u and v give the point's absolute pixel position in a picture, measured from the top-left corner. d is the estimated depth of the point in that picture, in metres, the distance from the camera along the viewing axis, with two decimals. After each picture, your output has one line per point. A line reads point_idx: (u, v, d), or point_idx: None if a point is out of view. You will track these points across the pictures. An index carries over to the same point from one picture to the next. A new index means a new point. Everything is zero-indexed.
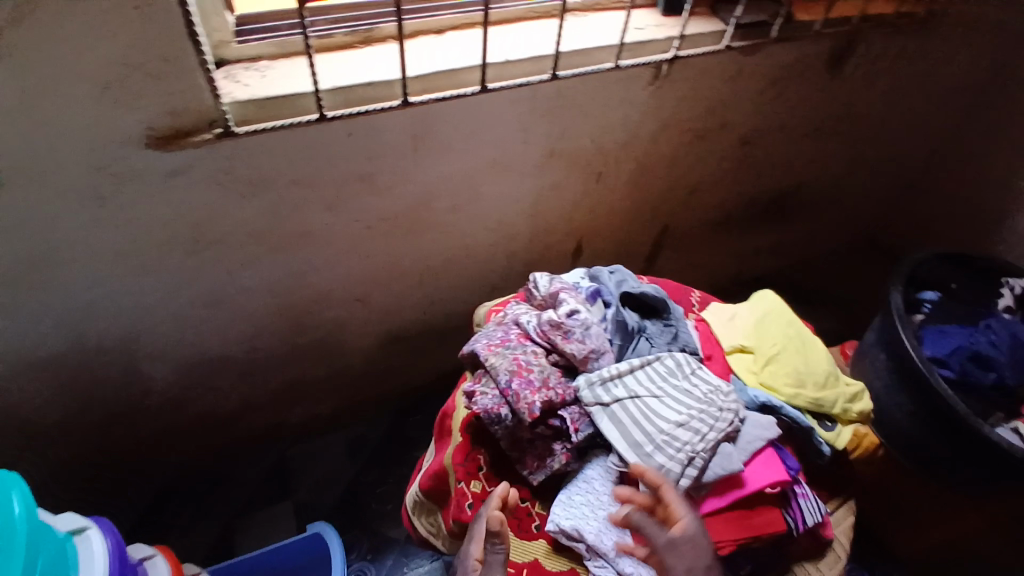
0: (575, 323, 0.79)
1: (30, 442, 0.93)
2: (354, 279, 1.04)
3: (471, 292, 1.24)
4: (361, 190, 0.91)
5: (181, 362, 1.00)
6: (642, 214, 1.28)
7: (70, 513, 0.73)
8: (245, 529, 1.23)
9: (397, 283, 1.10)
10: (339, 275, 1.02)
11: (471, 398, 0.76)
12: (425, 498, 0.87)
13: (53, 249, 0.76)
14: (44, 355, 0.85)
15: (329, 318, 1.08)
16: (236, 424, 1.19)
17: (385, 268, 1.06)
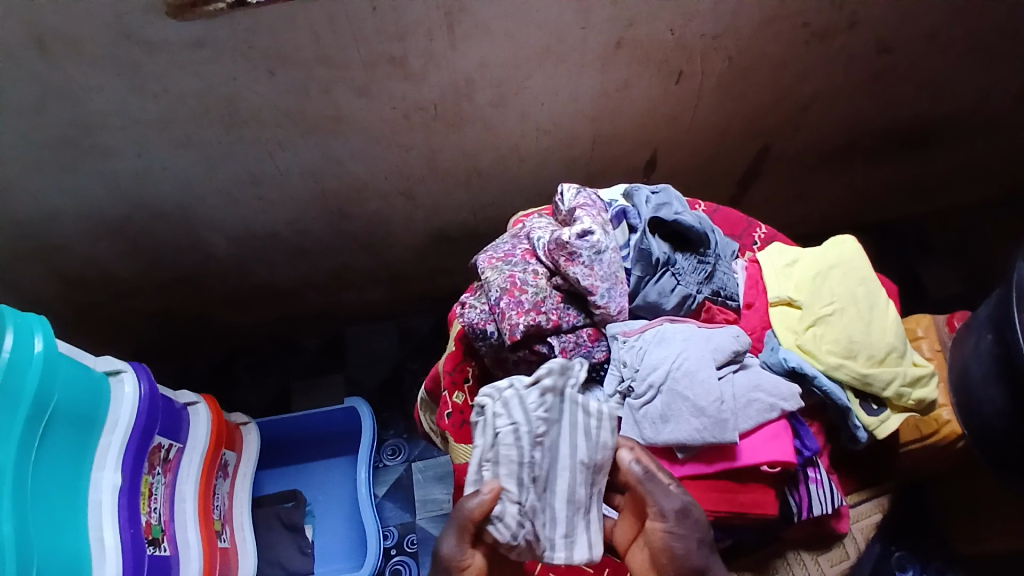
0: (583, 246, 0.69)
1: (137, 268, 1.15)
2: (397, 169, 1.05)
3: (525, 201, 1.17)
4: (391, 73, 0.88)
5: (244, 228, 1.11)
6: (733, 129, 1.10)
7: (107, 357, 0.83)
8: (308, 383, 1.40)
9: (441, 178, 1.09)
10: (379, 162, 1.03)
11: (460, 309, 0.73)
12: (426, 397, 0.88)
13: (112, 109, 0.86)
14: (129, 200, 1.01)
15: (375, 204, 1.11)
16: (305, 293, 1.32)
17: (426, 161, 1.05)
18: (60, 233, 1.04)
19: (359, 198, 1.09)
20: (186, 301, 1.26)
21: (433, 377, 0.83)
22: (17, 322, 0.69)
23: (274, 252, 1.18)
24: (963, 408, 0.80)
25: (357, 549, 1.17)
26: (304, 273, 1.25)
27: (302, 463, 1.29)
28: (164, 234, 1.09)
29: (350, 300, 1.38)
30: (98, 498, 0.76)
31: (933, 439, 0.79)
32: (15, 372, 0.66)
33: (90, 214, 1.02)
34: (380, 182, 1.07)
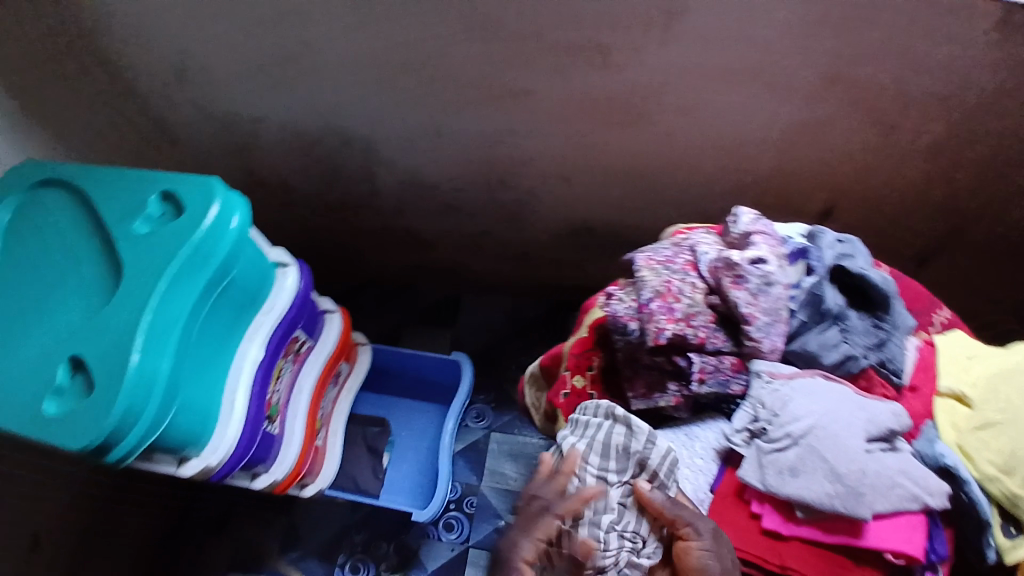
0: (753, 272, 0.67)
1: (306, 186, 1.26)
2: (564, 154, 1.07)
3: (677, 218, 1.15)
4: (591, 59, 0.88)
5: (408, 174, 1.19)
6: (925, 198, 1.02)
7: (280, 249, 0.92)
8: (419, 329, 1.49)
9: (603, 174, 1.09)
10: (550, 143, 1.05)
11: (606, 299, 0.73)
12: (539, 372, 0.90)
13: (333, 39, 0.94)
14: (319, 125, 1.10)
15: (534, 181, 1.15)
16: (440, 246, 1.39)
17: (596, 152, 1.06)
18: (255, 140, 1.16)
19: (521, 171, 1.13)
20: (336, 226, 1.37)
21: (552, 356, 0.85)
22: (224, 196, 0.76)
23: (427, 200, 1.25)
24: None
25: (423, 492, 1.25)
26: (445, 225, 1.32)
27: (393, 397, 1.38)
28: (339, 162, 1.18)
29: (476, 264, 1.44)
30: (239, 364, 0.85)
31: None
32: (214, 238, 0.74)
33: (285, 130, 1.13)
34: (546, 161, 1.09)
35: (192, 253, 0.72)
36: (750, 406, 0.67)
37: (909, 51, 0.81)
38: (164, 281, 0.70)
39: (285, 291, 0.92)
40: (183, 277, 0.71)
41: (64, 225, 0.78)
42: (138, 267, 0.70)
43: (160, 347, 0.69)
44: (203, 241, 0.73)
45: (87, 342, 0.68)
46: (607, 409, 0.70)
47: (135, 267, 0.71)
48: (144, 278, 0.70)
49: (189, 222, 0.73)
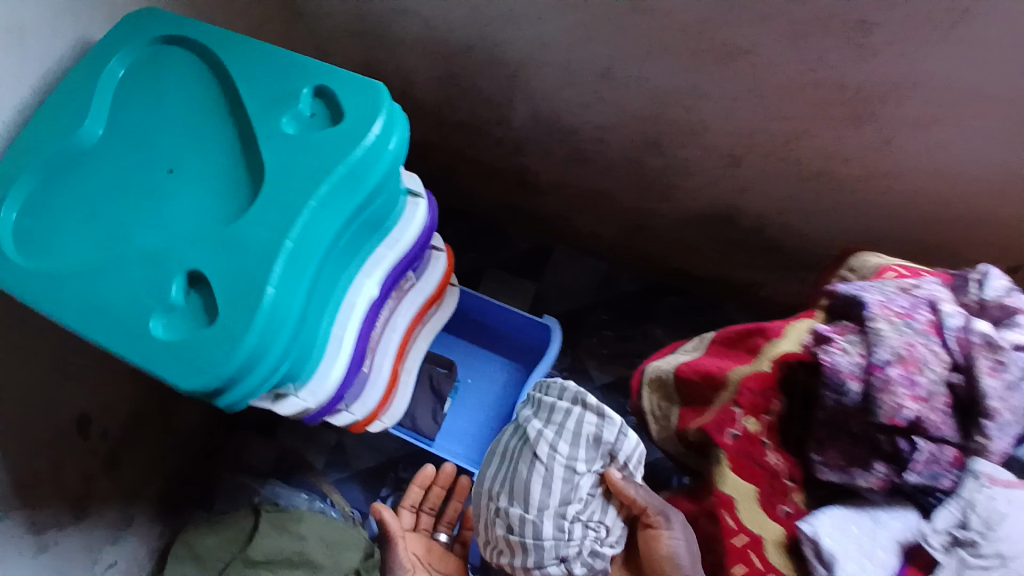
0: (1018, 362, 0.57)
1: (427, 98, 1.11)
2: (746, 131, 0.92)
3: (836, 225, 1.05)
4: (845, 32, 0.72)
5: (549, 115, 1.04)
6: None
7: (413, 175, 0.78)
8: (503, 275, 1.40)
9: (779, 162, 0.97)
10: (737, 116, 0.91)
11: (825, 344, 0.60)
12: (676, 384, 0.80)
13: None
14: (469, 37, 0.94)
15: (693, 154, 1.00)
16: (551, 193, 1.27)
17: (784, 138, 0.92)
18: (387, 36, 1.00)
19: (685, 142, 0.99)
20: (445, 147, 1.23)
21: (699, 371, 0.75)
22: (392, 113, 0.62)
23: (562, 146, 1.11)
24: None
25: (481, 446, 1.21)
26: (569, 176, 1.19)
27: (463, 340, 1.32)
28: (476, 82, 1.03)
29: (582, 221, 1.32)
30: (355, 301, 0.74)
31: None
32: (372, 165, 0.60)
33: (425, 32, 0.96)
34: (721, 137, 0.95)
35: (347, 178, 0.58)
36: (960, 510, 0.58)
37: None
38: (314, 204, 0.57)
39: (413, 223, 0.80)
40: (333, 202, 0.58)
41: (205, 96, 0.63)
42: (285, 179, 0.57)
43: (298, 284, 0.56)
44: (361, 165, 0.59)
45: (213, 253, 0.55)
46: (573, 398, 1.05)
47: (282, 176, 0.57)
48: (290, 193, 0.56)
49: (351, 138, 0.59)
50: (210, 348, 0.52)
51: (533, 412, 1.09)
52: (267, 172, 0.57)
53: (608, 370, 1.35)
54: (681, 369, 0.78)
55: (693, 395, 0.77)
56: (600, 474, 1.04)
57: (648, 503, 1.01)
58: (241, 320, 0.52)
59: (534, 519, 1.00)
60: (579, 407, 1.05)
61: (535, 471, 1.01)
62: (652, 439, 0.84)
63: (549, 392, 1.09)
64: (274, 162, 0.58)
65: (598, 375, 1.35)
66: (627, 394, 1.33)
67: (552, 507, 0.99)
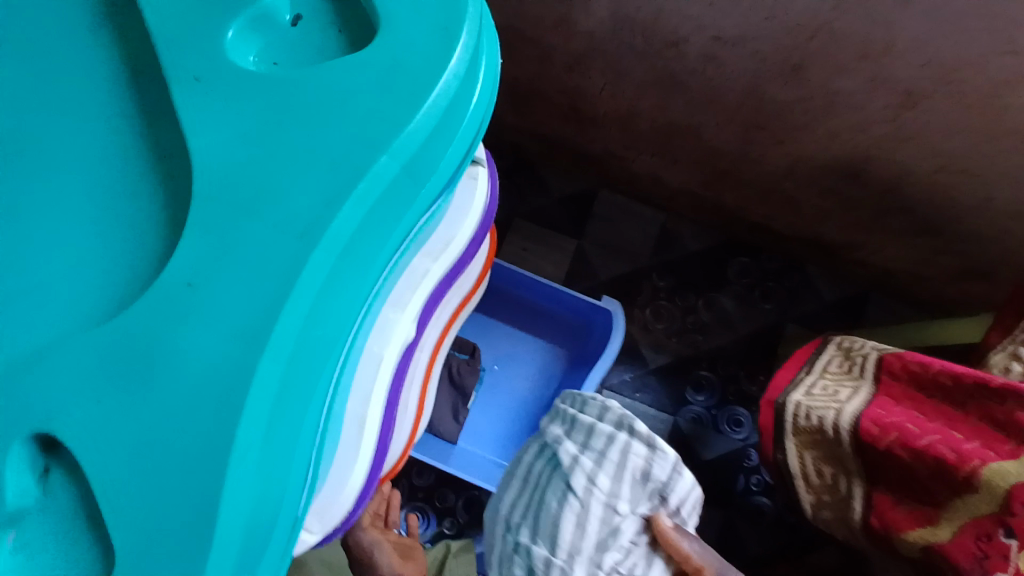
0: None
1: None
2: (941, 66, 0.61)
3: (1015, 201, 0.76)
4: None
5: (633, 22, 0.70)
6: None
7: None
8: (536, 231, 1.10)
9: (969, 113, 0.66)
10: (936, 42, 0.59)
11: None
12: (858, 452, 0.57)
13: None
14: None
15: (841, 91, 0.69)
16: (608, 130, 0.94)
17: (996, 81, 0.61)
18: None
19: (842, 73, 0.67)
20: None
21: (921, 453, 0.52)
22: (489, 33, 0.38)
23: (647, 69, 0.77)
24: None
25: (517, 449, 0.97)
26: (644, 108, 0.85)
27: (489, 316, 1.03)
28: None
29: (644, 167, 1.00)
30: (389, 347, 0.45)
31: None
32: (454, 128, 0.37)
33: None
34: (907, 69, 0.63)
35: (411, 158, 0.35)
36: None
37: None
38: (353, 215, 0.34)
39: (470, 208, 0.52)
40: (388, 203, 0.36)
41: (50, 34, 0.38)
42: (291, 185, 0.34)
43: (331, 347, 0.36)
44: (439, 135, 0.36)
45: (177, 319, 0.33)
46: (622, 418, 0.61)
47: (290, 169, 0.34)
48: (314, 200, 0.34)
49: (413, 85, 0.34)
50: (197, 488, 0.32)
51: (557, 428, 0.66)
52: (262, 164, 0.35)
53: (665, 351, 1.09)
54: (880, 438, 0.55)
55: (898, 476, 0.54)
56: (646, 516, 0.59)
57: (703, 561, 0.58)
58: (249, 435, 0.33)
59: (561, 563, 0.56)
60: (625, 434, 0.60)
61: (567, 504, 0.57)
62: (802, 507, 0.63)
63: (585, 408, 0.65)
64: (264, 144, 0.35)
65: (653, 358, 1.09)
66: (688, 381, 1.08)
67: (587, 553, 0.56)
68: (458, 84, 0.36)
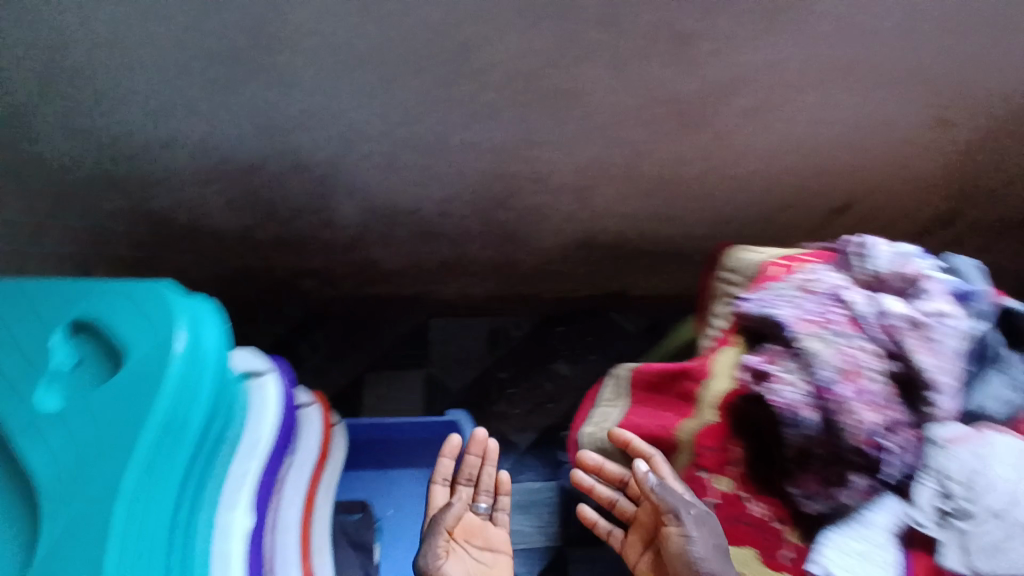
0: (939, 328, 0.58)
1: (220, 227, 0.89)
2: (584, 166, 0.87)
3: (696, 221, 1.03)
4: (664, 56, 0.68)
5: (373, 204, 0.88)
6: (937, 192, 1.01)
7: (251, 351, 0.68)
8: (377, 383, 1.19)
9: (630, 185, 0.92)
10: (570, 156, 0.84)
11: (768, 380, 0.58)
12: (626, 455, 0.75)
13: (298, 32, 0.60)
14: (250, 155, 0.75)
15: (535, 201, 0.93)
16: (400, 280, 1.11)
17: (626, 164, 0.87)
18: (159, 171, 0.77)
19: (538, 188, 0.90)
20: (265, 270, 1.01)
21: (650, 441, 0.71)
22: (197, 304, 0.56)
23: (403, 229, 0.95)
24: None
25: None
26: (418, 254, 1.04)
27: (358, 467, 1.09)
28: (270, 196, 0.83)
29: (448, 292, 1.18)
30: None
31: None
32: (189, 393, 0.54)
33: (208, 156, 0.75)
34: (565, 168, 0.86)
35: (157, 425, 0.52)
36: (949, 484, 0.58)
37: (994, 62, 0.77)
38: (130, 487, 0.51)
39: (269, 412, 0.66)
40: (163, 462, 0.53)
41: None
42: (80, 485, 0.52)
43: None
44: (172, 407, 0.53)
45: None
46: None
47: (78, 472, 0.52)
48: (97, 495, 0.51)
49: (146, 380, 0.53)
50: None
51: None
52: (58, 477, 0.52)
53: (529, 429, 1.25)
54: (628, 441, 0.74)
55: None
56: None
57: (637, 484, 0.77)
58: None
59: None
60: None
61: None
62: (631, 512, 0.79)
63: None
64: (48, 472, 0.52)
65: (522, 438, 1.24)
66: (557, 445, 1.24)
67: None
68: (174, 368, 0.53)
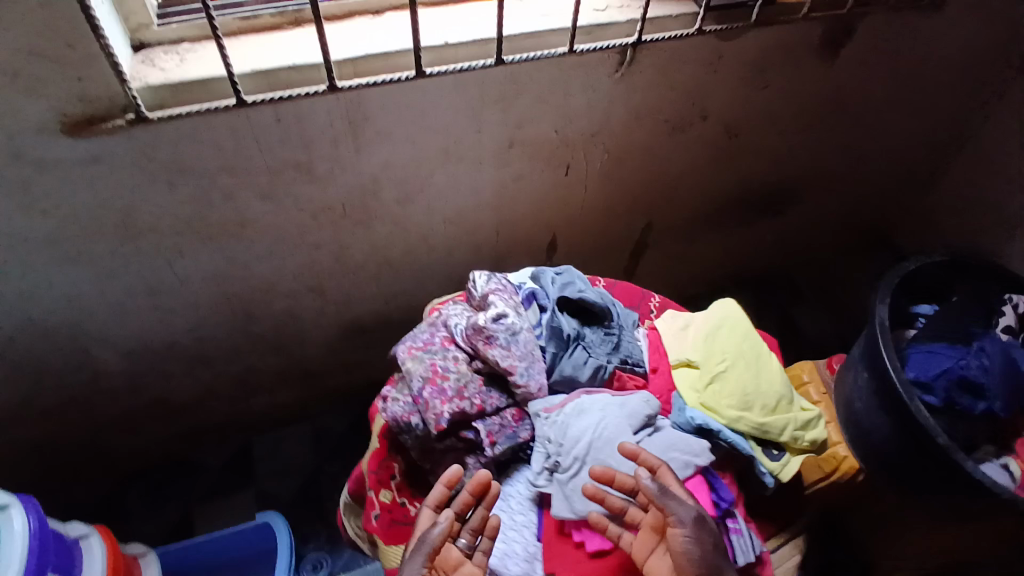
0: (499, 328, 0.73)
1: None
2: (302, 271, 1.04)
3: (436, 286, 1.22)
4: (298, 177, 0.89)
5: (130, 347, 1.02)
6: (617, 211, 1.25)
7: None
8: (208, 513, 1.25)
9: (353, 274, 1.10)
10: (283, 266, 1.01)
11: (382, 403, 0.73)
12: (349, 503, 0.84)
13: None
14: None
15: (279, 309, 1.09)
16: (202, 409, 1.22)
17: (337, 260, 1.06)
18: None
19: (272, 298, 1.06)
20: (62, 436, 1.11)
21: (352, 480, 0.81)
22: None
23: (174, 362, 1.09)
24: (857, 436, 0.96)
25: None
26: (204, 381, 1.16)
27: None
28: (27, 368, 0.96)
29: (257, 408, 1.29)
30: None
31: (836, 475, 0.98)
32: None
33: None
34: (284, 276, 1.03)
35: None
36: (545, 445, 0.71)
37: (571, 122, 1.01)
38: None
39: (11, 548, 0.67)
40: None
41: None
42: None
43: None
44: None
45: None
46: None
47: None
48: None
49: None
50: None
51: None
52: None
53: None
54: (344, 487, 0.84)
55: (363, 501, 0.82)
56: None
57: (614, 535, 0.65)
58: None
59: None
60: None
61: None
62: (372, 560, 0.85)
63: None
64: None
65: None
66: None
67: None
68: None
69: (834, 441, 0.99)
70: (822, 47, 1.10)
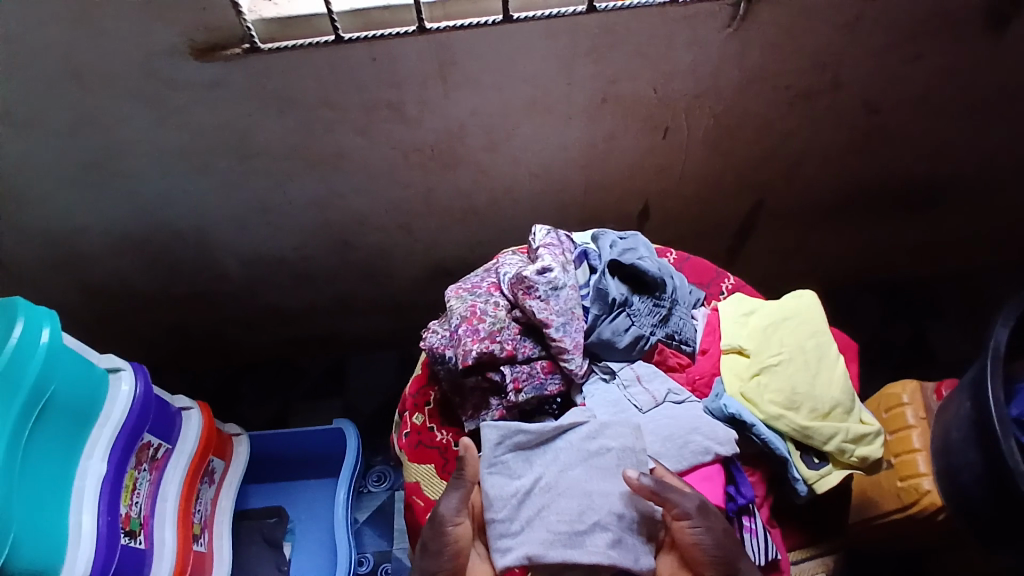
0: (541, 281, 0.72)
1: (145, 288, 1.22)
2: (391, 207, 1.11)
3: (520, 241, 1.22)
4: (389, 117, 0.94)
5: (245, 254, 1.17)
6: (723, 184, 1.15)
7: (112, 355, 0.86)
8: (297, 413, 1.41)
9: (439, 216, 1.14)
10: (374, 200, 1.09)
11: (423, 332, 0.76)
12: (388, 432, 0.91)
13: (131, 141, 0.94)
14: (139, 228, 1.08)
15: (370, 239, 1.17)
16: (304, 321, 1.38)
17: (424, 201, 1.10)
18: (87, 247, 1.11)
19: (364, 228, 1.15)
20: (193, 321, 1.32)
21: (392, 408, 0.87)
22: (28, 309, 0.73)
23: (280, 274, 1.23)
24: (945, 471, 0.83)
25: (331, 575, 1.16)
26: (306, 296, 1.30)
27: (295, 480, 1.29)
28: (167, 257, 1.15)
29: (350, 330, 1.42)
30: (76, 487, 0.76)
31: (913, 509, 0.86)
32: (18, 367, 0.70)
33: (111, 232, 1.09)
34: (375, 210, 1.11)
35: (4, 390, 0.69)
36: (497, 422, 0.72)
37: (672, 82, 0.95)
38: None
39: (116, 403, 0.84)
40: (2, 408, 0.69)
41: None
42: None
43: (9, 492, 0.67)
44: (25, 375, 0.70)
45: None
46: None
47: None
48: None
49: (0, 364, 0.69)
50: None
51: None
52: None
53: None
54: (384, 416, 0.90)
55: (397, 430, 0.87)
56: None
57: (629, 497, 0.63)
58: None
59: None
60: None
61: None
62: None
63: None
64: None
65: None
66: None
67: None
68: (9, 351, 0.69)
69: (920, 471, 0.86)
70: (1001, 12, 0.92)
